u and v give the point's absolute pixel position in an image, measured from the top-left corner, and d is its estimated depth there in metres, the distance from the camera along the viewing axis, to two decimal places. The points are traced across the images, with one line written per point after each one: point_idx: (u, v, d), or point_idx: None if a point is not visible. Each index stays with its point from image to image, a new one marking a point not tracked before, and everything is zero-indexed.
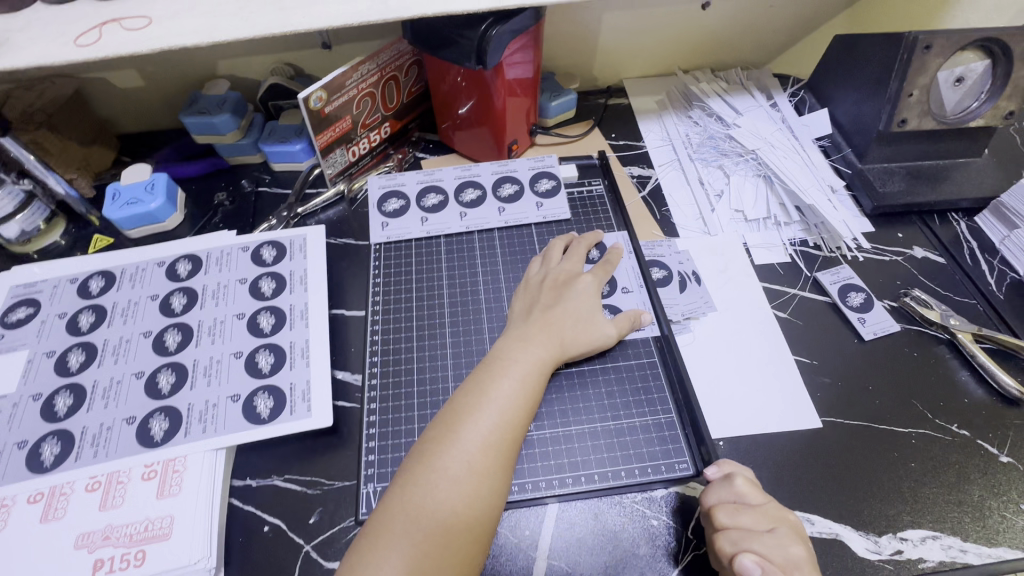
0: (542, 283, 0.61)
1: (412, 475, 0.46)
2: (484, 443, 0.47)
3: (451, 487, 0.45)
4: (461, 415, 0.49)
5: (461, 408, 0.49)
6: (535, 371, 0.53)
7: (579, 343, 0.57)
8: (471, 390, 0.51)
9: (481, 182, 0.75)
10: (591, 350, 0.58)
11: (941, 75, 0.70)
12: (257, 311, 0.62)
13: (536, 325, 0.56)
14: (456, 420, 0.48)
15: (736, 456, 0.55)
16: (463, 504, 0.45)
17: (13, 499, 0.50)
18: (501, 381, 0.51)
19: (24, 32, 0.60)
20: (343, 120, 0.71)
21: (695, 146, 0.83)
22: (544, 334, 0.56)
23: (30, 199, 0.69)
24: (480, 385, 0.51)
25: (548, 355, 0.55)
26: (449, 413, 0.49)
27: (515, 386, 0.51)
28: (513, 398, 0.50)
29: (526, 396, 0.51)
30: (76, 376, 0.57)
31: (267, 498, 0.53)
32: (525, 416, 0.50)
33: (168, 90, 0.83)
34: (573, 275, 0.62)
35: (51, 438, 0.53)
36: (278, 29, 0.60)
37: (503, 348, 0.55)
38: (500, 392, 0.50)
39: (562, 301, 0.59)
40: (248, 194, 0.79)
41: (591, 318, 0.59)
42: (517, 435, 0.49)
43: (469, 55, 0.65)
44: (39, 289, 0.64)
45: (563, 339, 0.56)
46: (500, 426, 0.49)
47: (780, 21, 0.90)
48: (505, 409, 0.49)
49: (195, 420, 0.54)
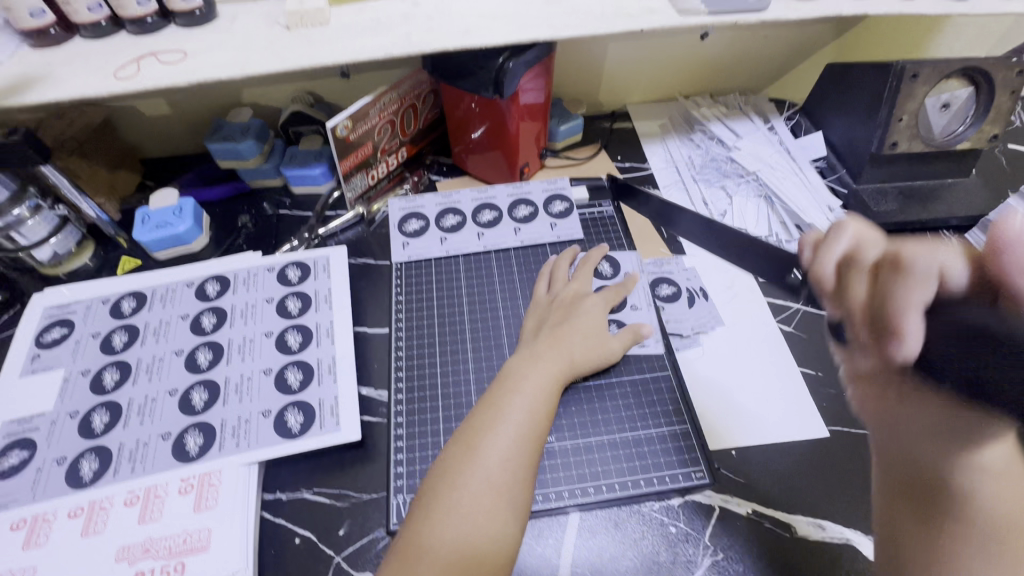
0: (551, 303, 0.65)
1: (436, 493, 0.48)
2: (505, 461, 0.49)
3: (475, 505, 0.47)
4: (479, 436, 0.51)
5: (478, 428, 0.51)
6: (546, 389, 0.55)
7: (589, 359, 0.60)
8: (487, 411, 0.53)
9: (497, 204, 0.78)
10: (600, 365, 0.61)
11: (928, 101, 0.74)
12: (285, 330, 0.64)
13: (545, 344, 0.59)
14: (473, 441, 0.50)
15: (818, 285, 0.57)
16: (489, 521, 0.47)
17: (54, 514, 0.51)
18: (515, 400, 0.53)
19: (65, 67, 0.64)
20: (365, 146, 0.74)
21: (698, 168, 0.87)
22: (552, 352, 0.58)
23: (64, 223, 0.72)
24: (495, 405, 0.53)
25: (557, 372, 0.57)
26: (468, 431, 0.52)
27: (529, 404, 0.53)
28: (528, 416, 0.53)
29: (539, 413, 0.53)
30: (112, 394, 0.59)
31: (297, 511, 0.54)
32: (541, 431, 0.53)
33: (192, 117, 0.86)
34: (580, 294, 0.66)
35: (89, 454, 0.55)
36: (306, 63, 0.63)
37: (513, 368, 0.57)
38: (515, 412, 0.52)
39: (571, 319, 0.62)
40: (271, 216, 0.82)
41: (601, 336, 0.62)
42: (534, 449, 0.51)
43: (486, 85, 0.69)
44: (73, 310, 0.66)
45: (573, 356, 0.59)
46: (517, 442, 0.51)
47: (775, 50, 0.95)
48: (522, 427, 0.52)
49: (229, 435, 0.56)
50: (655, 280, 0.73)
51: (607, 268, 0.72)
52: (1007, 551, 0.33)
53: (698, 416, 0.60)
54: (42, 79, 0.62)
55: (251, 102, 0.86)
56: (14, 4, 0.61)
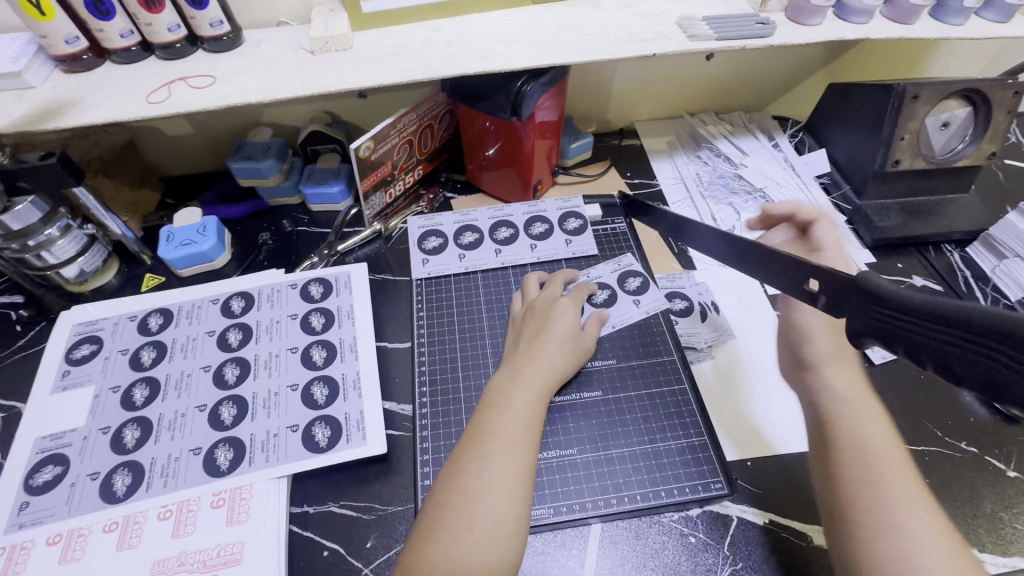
0: (524, 317, 0.66)
1: (432, 530, 0.46)
2: (495, 490, 0.48)
3: (476, 533, 0.46)
4: (466, 470, 0.49)
5: (465, 460, 0.50)
6: (529, 410, 0.54)
7: (566, 366, 0.61)
8: (469, 441, 0.51)
9: (513, 221, 0.81)
10: (573, 368, 0.62)
11: (929, 121, 0.78)
12: (309, 345, 0.66)
13: (520, 363, 0.59)
14: (461, 476, 0.49)
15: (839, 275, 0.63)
16: (494, 542, 0.46)
17: (89, 528, 0.53)
18: (497, 426, 0.52)
19: (98, 91, 0.66)
20: (384, 166, 0.77)
21: (706, 184, 0.89)
22: (527, 372, 0.58)
23: (91, 242, 0.73)
24: (477, 434, 0.52)
25: (536, 393, 0.56)
26: (454, 462, 0.51)
27: (515, 422, 0.53)
28: (514, 440, 0.51)
29: (524, 434, 0.52)
30: (142, 410, 0.60)
31: (326, 524, 0.55)
32: (530, 452, 0.52)
33: (212, 137, 0.89)
34: (551, 302, 0.66)
35: (122, 469, 0.56)
36: (333, 87, 0.66)
37: (494, 391, 0.56)
38: (498, 438, 0.51)
39: (545, 328, 0.63)
40: (290, 233, 0.84)
41: (577, 339, 0.63)
42: (528, 466, 0.50)
43: (505, 108, 0.71)
44: (101, 327, 0.68)
45: (550, 365, 0.59)
46: (508, 462, 0.49)
47: (779, 70, 0.98)
48: (508, 451, 0.50)
49: (258, 449, 0.57)
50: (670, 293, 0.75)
51: (633, 284, 0.74)
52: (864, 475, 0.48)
53: (714, 425, 0.62)
54: (77, 103, 0.64)
55: (270, 122, 0.89)
56: (50, 32, 0.63)
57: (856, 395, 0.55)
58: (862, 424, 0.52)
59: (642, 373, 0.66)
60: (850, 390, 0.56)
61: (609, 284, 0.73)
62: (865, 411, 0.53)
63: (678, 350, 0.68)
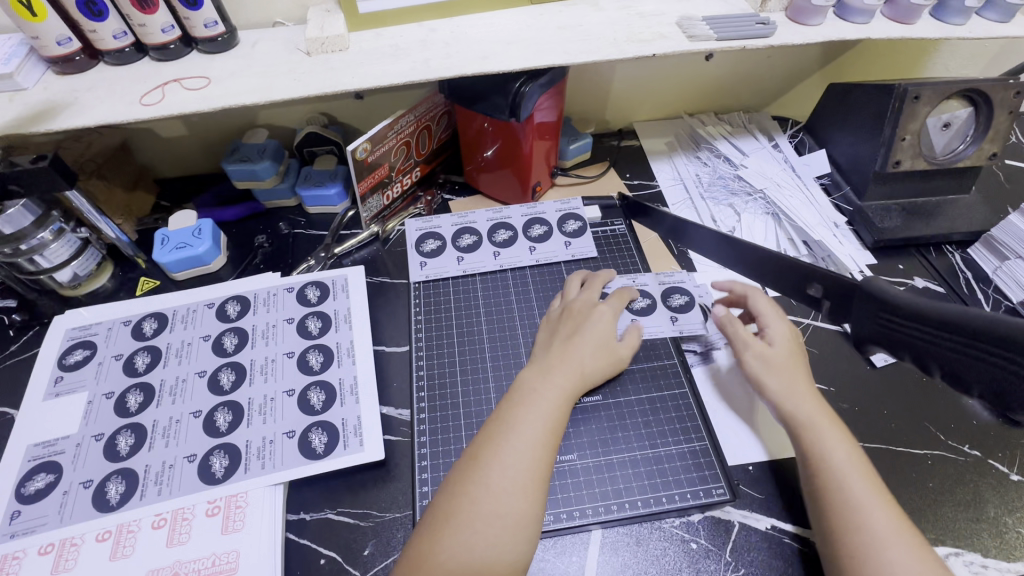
0: (561, 314, 0.66)
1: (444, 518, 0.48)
2: (482, 527, 0.47)
3: (485, 526, 0.47)
4: (454, 507, 0.48)
5: (455, 492, 0.50)
6: (538, 438, 0.52)
7: (598, 371, 0.61)
8: (461, 474, 0.51)
9: (512, 223, 0.80)
10: (608, 373, 0.62)
11: (930, 121, 0.77)
12: (306, 350, 0.65)
13: (529, 389, 0.56)
14: (468, 482, 0.50)
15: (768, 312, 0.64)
16: (501, 537, 0.47)
17: (81, 537, 0.52)
18: (495, 458, 0.51)
19: (91, 93, 0.65)
20: (382, 168, 0.76)
21: (706, 185, 0.89)
22: (537, 397, 0.55)
23: (84, 245, 0.72)
24: (474, 466, 0.51)
25: (549, 419, 0.54)
26: (474, 450, 0.52)
27: (541, 418, 0.54)
28: (515, 476, 0.50)
29: (531, 468, 0.51)
30: (136, 417, 0.59)
31: (323, 531, 0.55)
32: (537, 487, 0.50)
33: (208, 139, 0.88)
34: (590, 304, 0.66)
35: (115, 477, 0.55)
36: (329, 88, 0.65)
37: (499, 416, 0.55)
38: (496, 472, 0.50)
39: (581, 331, 0.62)
40: (286, 236, 0.83)
41: (611, 347, 0.62)
42: (546, 462, 0.52)
43: (503, 109, 0.71)
44: (95, 332, 0.67)
45: (583, 369, 0.59)
46: (527, 455, 0.51)
47: (779, 70, 0.97)
48: (504, 487, 0.49)
49: (254, 456, 0.57)
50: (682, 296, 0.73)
51: (678, 301, 0.71)
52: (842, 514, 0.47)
53: (715, 428, 0.62)
54: (69, 105, 0.64)
55: (266, 124, 0.88)
56: (43, 33, 0.62)
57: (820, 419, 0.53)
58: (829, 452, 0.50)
59: (642, 377, 0.65)
60: (812, 418, 0.53)
61: (651, 295, 0.72)
62: (830, 435, 0.52)
63: (679, 353, 0.67)
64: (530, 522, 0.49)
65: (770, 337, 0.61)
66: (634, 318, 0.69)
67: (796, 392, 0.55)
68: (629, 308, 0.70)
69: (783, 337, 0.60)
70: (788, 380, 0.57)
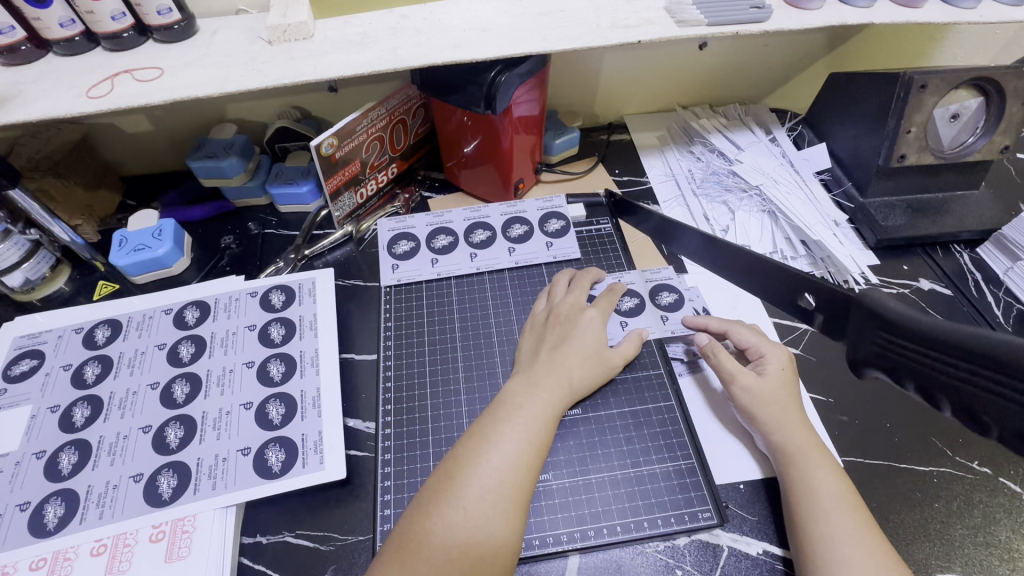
0: (547, 319, 0.62)
1: (412, 548, 0.43)
2: (449, 565, 0.42)
3: (458, 553, 0.43)
4: (419, 539, 0.43)
5: (419, 522, 0.44)
6: (516, 464, 0.48)
7: (586, 383, 0.57)
8: (428, 502, 0.45)
9: (491, 223, 0.75)
10: (598, 384, 0.58)
11: (937, 112, 0.71)
12: (267, 359, 0.61)
13: (508, 407, 0.52)
14: (439, 506, 0.45)
15: (762, 343, 0.59)
16: (479, 564, 0.43)
17: (14, 566, 0.48)
18: (468, 486, 0.46)
19: (36, 85, 0.60)
20: (353, 164, 0.72)
21: (699, 181, 0.84)
22: (518, 417, 0.51)
23: (36, 247, 0.69)
24: (444, 492, 0.46)
25: (529, 442, 0.49)
26: (447, 468, 0.48)
27: (523, 434, 0.50)
28: (490, 506, 0.45)
29: (507, 498, 0.46)
30: (80, 433, 0.56)
31: (278, 556, 0.51)
32: (514, 520, 0.45)
33: (174, 134, 0.83)
34: (577, 309, 0.62)
35: (54, 499, 0.51)
36: (290, 79, 0.60)
37: (474, 436, 0.50)
38: (468, 501, 0.45)
39: (569, 339, 0.58)
40: (256, 236, 0.78)
41: (602, 355, 0.58)
42: (527, 481, 0.47)
43: (478, 100, 0.66)
44: (44, 340, 0.63)
45: (571, 382, 0.55)
46: (508, 475, 0.47)
47: (776, 60, 0.92)
48: (478, 518, 0.44)
49: (205, 475, 0.53)
50: (671, 294, 0.68)
51: (667, 299, 0.67)
52: (835, 552, 0.45)
53: (702, 442, 0.58)
54: (11, 99, 0.59)
55: (235, 118, 0.84)
56: None
57: (810, 447, 0.51)
58: (816, 484, 0.49)
59: (624, 387, 0.61)
60: (801, 447, 0.51)
61: (640, 294, 0.68)
62: (817, 466, 0.50)
63: (665, 362, 0.63)
64: (504, 557, 0.44)
65: (763, 367, 0.57)
66: (622, 321, 0.65)
67: (789, 422, 0.53)
68: (616, 310, 0.66)
69: (779, 366, 0.57)
70: (780, 413, 0.54)
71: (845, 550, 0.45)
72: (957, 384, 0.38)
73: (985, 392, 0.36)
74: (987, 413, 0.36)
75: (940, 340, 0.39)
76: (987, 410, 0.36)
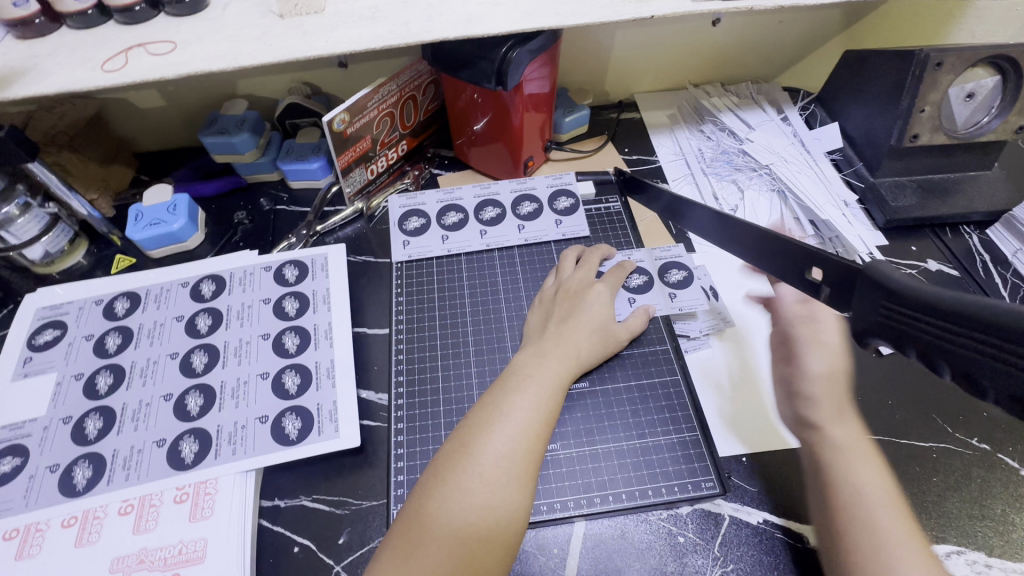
0: (556, 294, 0.62)
1: (427, 510, 0.45)
2: (467, 530, 0.44)
3: (474, 517, 0.44)
4: (437, 505, 0.45)
5: (438, 488, 0.46)
6: (528, 432, 0.49)
7: (594, 354, 0.58)
8: (444, 469, 0.47)
9: (501, 200, 0.76)
10: (603, 357, 0.59)
11: (952, 91, 0.70)
12: (282, 332, 0.63)
13: (518, 378, 0.53)
14: (452, 472, 0.46)
15: (826, 335, 0.62)
16: (493, 524, 0.45)
17: (46, 523, 0.51)
18: (481, 453, 0.47)
19: (51, 59, 0.60)
20: (364, 140, 0.72)
21: (709, 161, 0.84)
22: (527, 386, 0.52)
23: (55, 221, 0.70)
24: (459, 460, 0.47)
25: (539, 410, 0.51)
26: (460, 435, 0.49)
27: (533, 403, 0.51)
28: (504, 472, 0.47)
29: (519, 465, 0.47)
30: (105, 399, 0.58)
31: (296, 519, 0.53)
32: (526, 487, 0.47)
33: (186, 109, 0.84)
34: (585, 284, 0.63)
35: (83, 461, 0.54)
36: (302, 54, 0.59)
37: (486, 406, 0.51)
38: (483, 467, 0.46)
39: (577, 313, 0.59)
40: (268, 212, 0.79)
41: (610, 327, 0.60)
42: (537, 446, 0.49)
43: (490, 77, 0.66)
44: (65, 311, 0.65)
45: (578, 354, 0.57)
46: (519, 441, 0.48)
47: (790, 36, 0.91)
48: (492, 484, 0.46)
49: (225, 441, 0.55)
50: (676, 268, 0.69)
51: (676, 277, 0.68)
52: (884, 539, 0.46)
53: (705, 416, 0.59)
54: (28, 72, 0.59)
55: (245, 94, 0.84)
56: None
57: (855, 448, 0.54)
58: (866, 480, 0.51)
59: (630, 361, 0.62)
60: (848, 444, 0.54)
61: (649, 271, 0.68)
62: (863, 465, 0.52)
63: (670, 337, 0.64)
64: (516, 521, 0.46)
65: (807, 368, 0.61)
66: (631, 297, 0.65)
67: (840, 424, 0.56)
68: (625, 287, 0.67)
69: (823, 363, 0.61)
70: (832, 414, 0.57)
71: (877, 518, 0.48)
72: (962, 353, 0.38)
73: (992, 359, 0.36)
74: (986, 378, 0.37)
75: (947, 306, 0.38)
76: (983, 374, 0.37)
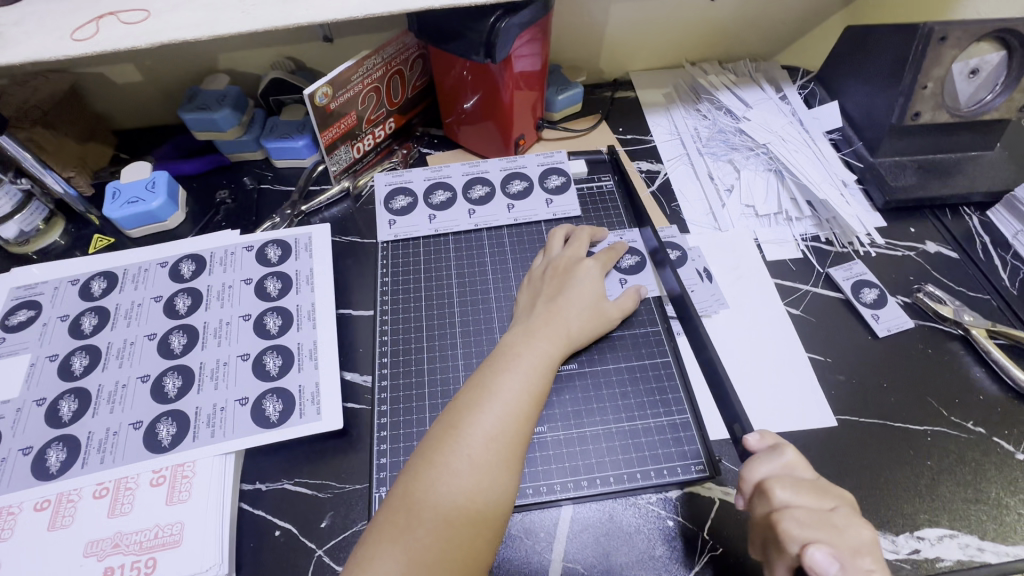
0: (545, 273, 0.61)
1: (414, 491, 0.43)
2: (455, 512, 0.43)
3: (462, 499, 0.43)
4: (425, 486, 0.43)
5: (425, 468, 0.44)
6: (516, 413, 0.48)
7: (584, 334, 0.56)
8: (432, 450, 0.45)
9: (490, 178, 0.74)
10: (592, 339, 0.58)
11: (956, 66, 0.68)
12: (263, 313, 0.61)
13: (507, 357, 0.51)
14: (438, 453, 0.45)
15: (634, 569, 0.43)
16: (480, 507, 0.43)
17: (19, 506, 0.49)
18: (469, 434, 0.46)
19: (19, 27, 0.57)
20: (348, 116, 0.70)
21: (704, 140, 0.82)
22: (516, 365, 0.51)
23: (29, 197, 0.68)
24: (447, 440, 0.45)
25: (528, 390, 0.49)
26: (449, 416, 0.48)
27: (522, 383, 0.49)
28: (492, 453, 0.45)
29: (506, 446, 0.46)
30: (80, 381, 0.56)
31: (278, 502, 0.51)
32: (515, 467, 0.46)
33: (166, 85, 0.81)
34: (574, 263, 0.61)
35: (56, 444, 0.52)
36: (282, 23, 0.57)
37: (475, 385, 0.49)
38: (471, 448, 0.45)
39: (566, 290, 0.58)
40: (251, 191, 0.77)
41: (599, 307, 0.58)
42: (525, 428, 0.48)
43: (477, 47, 0.63)
44: (40, 291, 0.63)
45: (568, 334, 0.55)
46: (507, 421, 0.47)
47: (791, 12, 0.88)
48: (481, 465, 0.44)
49: (203, 423, 0.53)
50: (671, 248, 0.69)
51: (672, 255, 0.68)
52: None
53: (697, 399, 0.58)
54: None
55: (227, 69, 0.81)
56: None
57: None
58: None
59: (621, 344, 0.60)
60: None
61: (639, 252, 0.67)
62: None
63: (661, 320, 0.62)
64: (504, 501, 0.44)
65: None
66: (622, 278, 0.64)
67: None
68: (616, 268, 0.65)
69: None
70: None
71: None
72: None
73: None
74: None
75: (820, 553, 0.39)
76: None
